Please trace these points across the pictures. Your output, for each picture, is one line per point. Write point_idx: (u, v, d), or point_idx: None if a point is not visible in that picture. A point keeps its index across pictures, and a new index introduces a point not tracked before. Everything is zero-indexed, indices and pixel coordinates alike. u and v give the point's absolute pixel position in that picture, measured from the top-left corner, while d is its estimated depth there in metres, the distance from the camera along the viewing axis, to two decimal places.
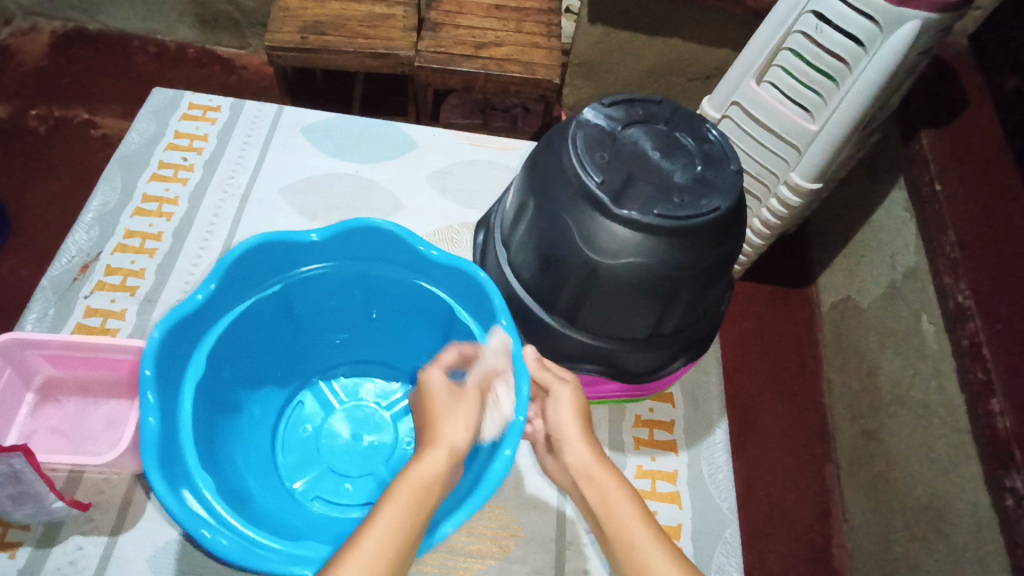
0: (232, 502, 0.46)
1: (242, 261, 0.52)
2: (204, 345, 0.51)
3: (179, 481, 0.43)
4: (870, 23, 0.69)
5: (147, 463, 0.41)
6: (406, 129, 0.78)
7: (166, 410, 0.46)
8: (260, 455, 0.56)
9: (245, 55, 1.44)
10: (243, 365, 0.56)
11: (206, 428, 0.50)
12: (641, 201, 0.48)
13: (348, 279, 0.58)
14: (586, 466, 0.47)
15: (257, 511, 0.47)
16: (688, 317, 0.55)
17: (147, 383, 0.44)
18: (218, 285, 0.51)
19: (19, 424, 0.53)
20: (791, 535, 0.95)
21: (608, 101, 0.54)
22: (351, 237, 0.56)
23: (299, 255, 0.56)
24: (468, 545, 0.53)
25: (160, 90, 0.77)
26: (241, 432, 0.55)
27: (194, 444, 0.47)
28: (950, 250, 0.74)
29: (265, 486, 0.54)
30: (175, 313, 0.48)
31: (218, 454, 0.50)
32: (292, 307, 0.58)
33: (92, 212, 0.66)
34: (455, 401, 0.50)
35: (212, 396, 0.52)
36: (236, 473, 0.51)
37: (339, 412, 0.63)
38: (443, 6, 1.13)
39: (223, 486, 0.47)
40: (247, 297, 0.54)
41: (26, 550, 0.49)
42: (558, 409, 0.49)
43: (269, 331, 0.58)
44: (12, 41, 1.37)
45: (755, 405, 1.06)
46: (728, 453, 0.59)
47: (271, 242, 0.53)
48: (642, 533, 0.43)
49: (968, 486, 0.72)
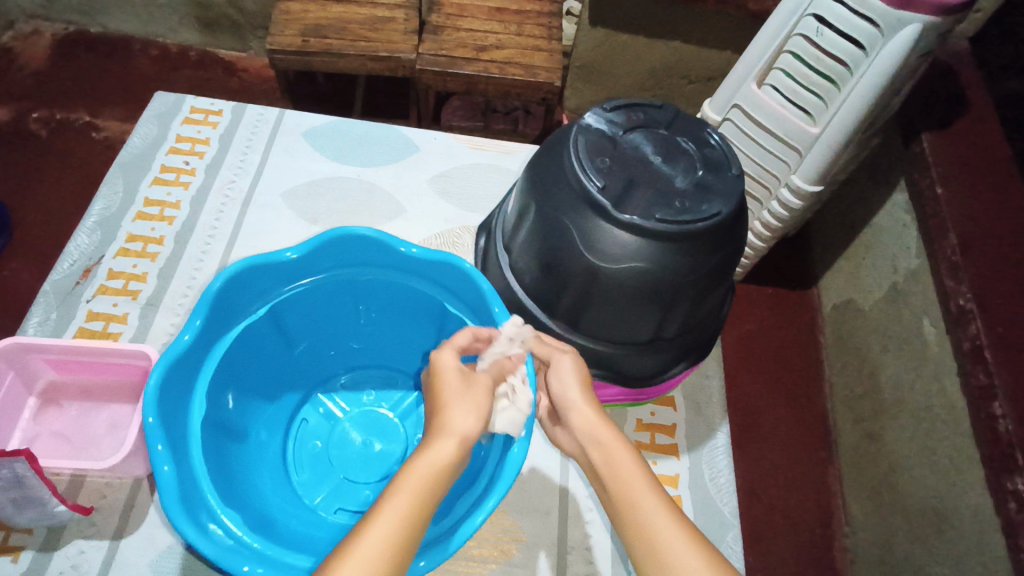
0: (256, 529, 0.46)
1: (224, 291, 0.52)
2: (200, 384, 0.51)
3: (202, 517, 0.43)
4: (870, 27, 0.69)
5: (170, 509, 0.41)
6: (407, 133, 0.78)
7: (177, 455, 0.45)
8: (278, 480, 0.56)
9: (246, 58, 1.45)
10: (239, 397, 0.55)
11: (218, 460, 0.49)
12: (642, 206, 0.48)
13: (330, 289, 0.59)
14: (592, 431, 0.46)
15: (283, 533, 0.48)
16: (689, 322, 0.55)
17: (152, 432, 0.43)
18: (204, 321, 0.50)
19: (21, 428, 0.53)
20: (793, 537, 0.95)
21: (609, 106, 0.55)
22: (327, 249, 0.56)
23: (276, 276, 0.56)
24: (470, 549, 0.53)
25: (162, 94, 0.77)
26: (253, 460, 0.55)
27: (210, 479, 0.46)
28: (952, 253, 0.74)
29: (287, 506, 0.53)
30: (166, 356, 0.47)
31: (235, 483, 0.50)
32: (280, 326, 0.58)
33: (94, 216, 0.67)
34: (471, 386, 0.45)
35: (218, 431, 0.51)
36: (256, 499, 0.51)
37: (346, 422, 0.63)
38: (444, 9, 1.13)
39: (247, 515, 0.47)
40: (232, 327, 0.54)
41: (28, 554, 0.49)
42: (561, 372, 0.49)
43: (260, 356, 0.57)
44: (15, 45, 1.38)
45: (757, 408, 1.06)
46: (730, 457, 0.59)
47: (248, 267, 0.53)
48: (649, 500, 0.41)
49: (970, 489, 0.72)
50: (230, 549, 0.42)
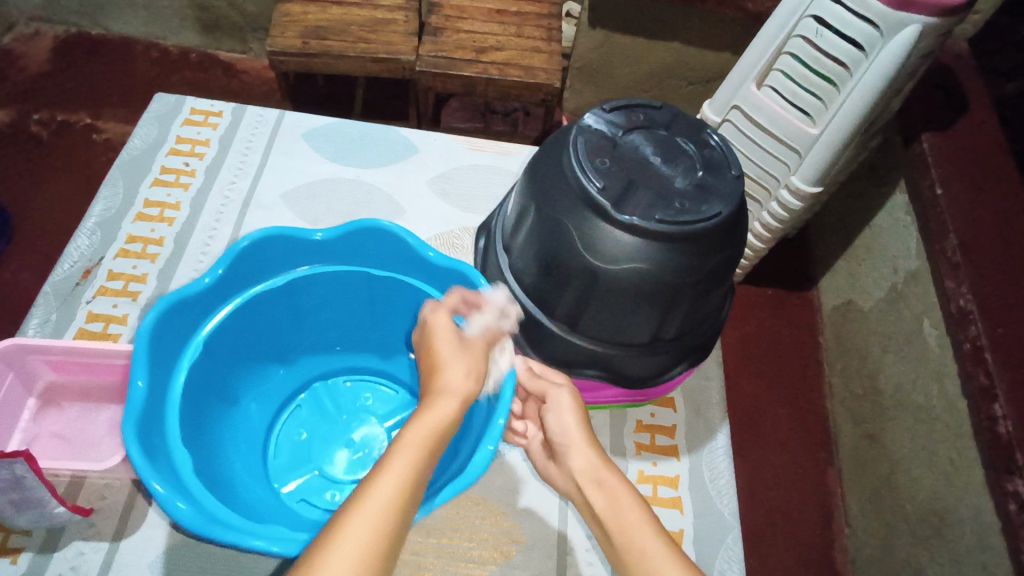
0: (205, 480, 0.45)
1: (250, 252, 0.53)
2: (204, 329, 0.52)
3: (157, 452, 0.43)
4: (869, 28, 0.69)
5: (126, 428, 0.41)
6: (407, 134, 0.78)
7: (155, 382, 0.46)
8: (246, 448, 0.57)
9: (247, 60, 1.45)
10: (237, 357, 0.57)
11: (192, 409, 0.50)
12: (641, 207, 0.48)
13: (342, 281, 0.59)
14: (592, 469, 0.47)
15: (229, 494, 0.47)
16: (690, 322, 0.54)
17: (139, 349, 0.45)
18: (226, 270, 0.52)
19: (20, 429, 0.53)
20: (793, 539, 0.95)
21: (609, 107, 0.55)
22: (351, 239, 0.57)
23: (301, 254, 0.57)
24: (469, 550, 0.53)
25: (162, 96, 0.77)
26: (229, 426, 0.56)
27: (177, 420, 0.47)
28: (952, 254, 0.74)
29: (252, 478, 0.54)
30: (177, 293, 0.49)
31: (199, 436, 0.50)
32: (296, 303, 0.59)
33: (94, 217, 0.67)
34: (466, 349, 0.48)
35: (205, 380, 0.52)
36: (216, 456, 0.51)
37: (339, 423, 0.62)
38: (444, 11, 1.13)
39: (204, 471, 0.47)
40: (251, 287, 0.55)
41: (27, 556, 0.49)
42: (555, 410, 0.50)
43: (271, 324, 0.59)
44: (16, 47, 1.38)
45: (757, 409, 1.06)
46: (730, 459, 0.59)
47: (278, 236, 0.54)
48: (651, 538, 0.42)
49: (971, 490, 0.72)
50: (178, 485, 0.42)
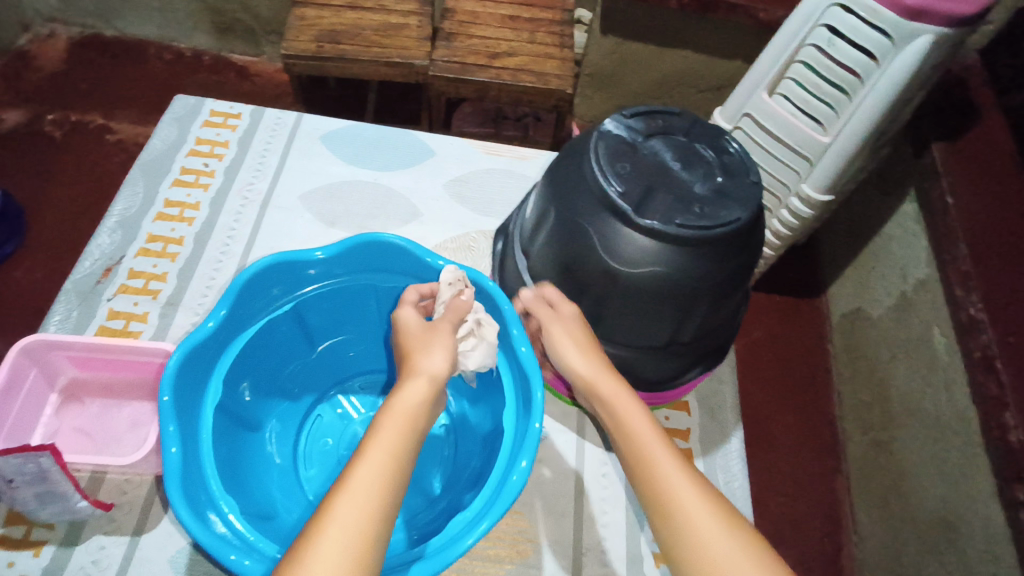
0: (251, 518, 0.46)
1: (255, 282, 0.53)
2: (218, 369, 0.52)
3: (204, 506, 0.43)
4: (882, 37, 0.69)
5: (170, 489, 0.41)
6: (423, 138, 0.78)
7: (186, 437, 0.46)
8: (282, 473, 0.57)
9: (259, 63, 1.46)
10: (256, 382, 0.57)
11: (222, 447, 0.50)
12: (662, 212, 0.48)
13: (349, 292, 0.59)
14: (597, 389, 0.46)
15: (279, 529, 0.49)
16: (706, 327, 0.55)
17: (165, 412, 0.44)
18: (229, 310, 0.51)
19: (43, 423, 0.54)
20: (801, 545, 0.95)
21: (628, 113, 0.55)
22: (357, 252, 0.57)
23: (306, 274, 0.56)
24: (486, 550, 0.53)
25: (182, 97, 0.78)
26: (260, 451, 0.56)
27: (215, 469, 0.47)
28: (962, 262, 0.74)
29: (289, 500, 0.55)
30: (192, 339, 0.48)
31: (236, 474, 0.50)
32: (302, 322, 0.59)
33: (115, 216, 0.67)
34: (431, 331, 0.47)
35: (227, 417, 0.52)
36: (253, 489, 0.51)
37: (358, 423, 0.63)
38: (457, 16, 1.15)
39: (247, 508, 0.47)
40: (257, 317, 0.55)
41: (49, 549, 0.49)
42: (554, 334, 0.49)
43: (281, 347, 0.58)
44: (31, 47, 1.39)
45: (765, 415, 1.06)
46: (743, 462, 0.59)
47: (280, 263, 0.54)
48: (663, 457, 0.40)
49: (981, 498, 0.72)
50: (223, 542, 0.41)
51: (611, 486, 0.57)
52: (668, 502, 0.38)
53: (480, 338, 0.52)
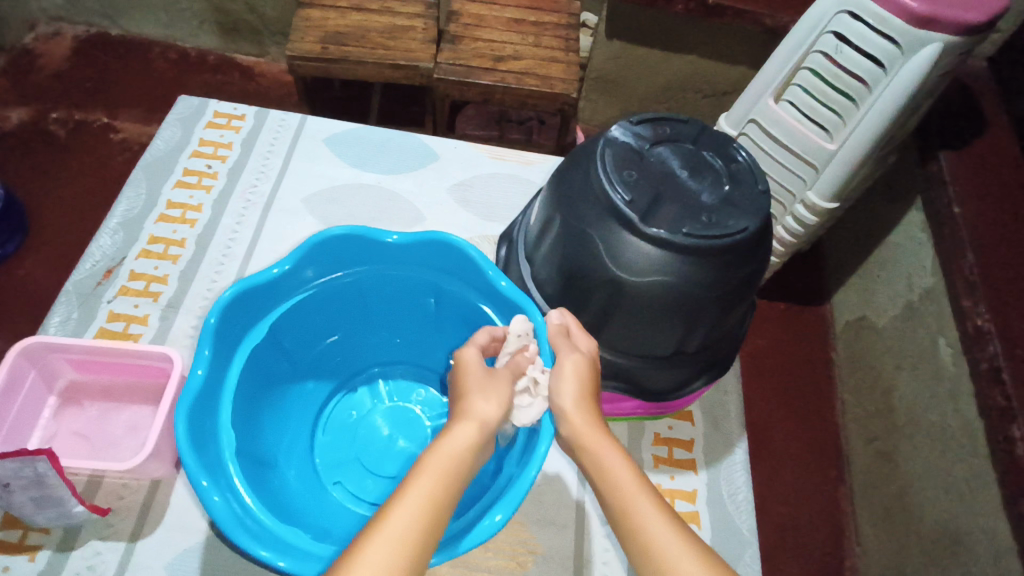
0: (246, 465, 0.49)
1: (322, 247, 0.55)
2: (268, 317, 0.55)
3: (206, 441, 0.46)
4: (890, 45, 0.69)
5: (177, 408, 0.44)
6: (427, 141, 0.78)
7: (216, 366, 0.50)
8: (299, 430, 0.60)
9: (264, 64, 1.46)
10: (305, 340, 0.60)
11: (250, 387, 0.54)
12: (669, 220, 0.48)
13: (398, 280, 0.60)
14: (577, 434, 0.43)
15: (269, 481, 0.51)
16: (712, 336, 0.54)
17: (204, 337, 0.48)
18: (292, 266, 0.54)
19: (41, 427, 0.53)
20: (803, 555, 0.95)
21: (635, 119, 0.55)
22: (427, 247, 0.57)
23: (376, 253, 0.58)
24: (487, 561, 0.52)
25: (186, 98, 0.78)
26: (290, 404, 0.59)
27: (231, 405, 0.50)
28: (969, 272, 0.74)
29: (292, 457, 0.57)
30: (250, 281, 0.52)
31: (253, 416, 0.54)
32: (357, 299, 0.61)
33: (116, 217, 0.67)
34: (489, 377, 0.45)
35: (268, 361, 0.56)
36: (263, 434, 0.54)
37: (383, 409, 0.65)
38: (463, 19, 1.14)
39: (244, 449, 0.50)
40: (315, 281, 0.57)
41: (45, 554, 0.49)
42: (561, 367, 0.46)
43: (336, 315, 0.61)
44: (36, 46, 1.39)
45: (767, 423, 1.06)
46: (748, 474, 0.59)
47: (355, 235, 0.56)
48: (643, 503, 0.39)
49: (987, 511, 0.71)
50: (210, 470, 0.44)
51: None
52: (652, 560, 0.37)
53: (536, 396, 0.47)
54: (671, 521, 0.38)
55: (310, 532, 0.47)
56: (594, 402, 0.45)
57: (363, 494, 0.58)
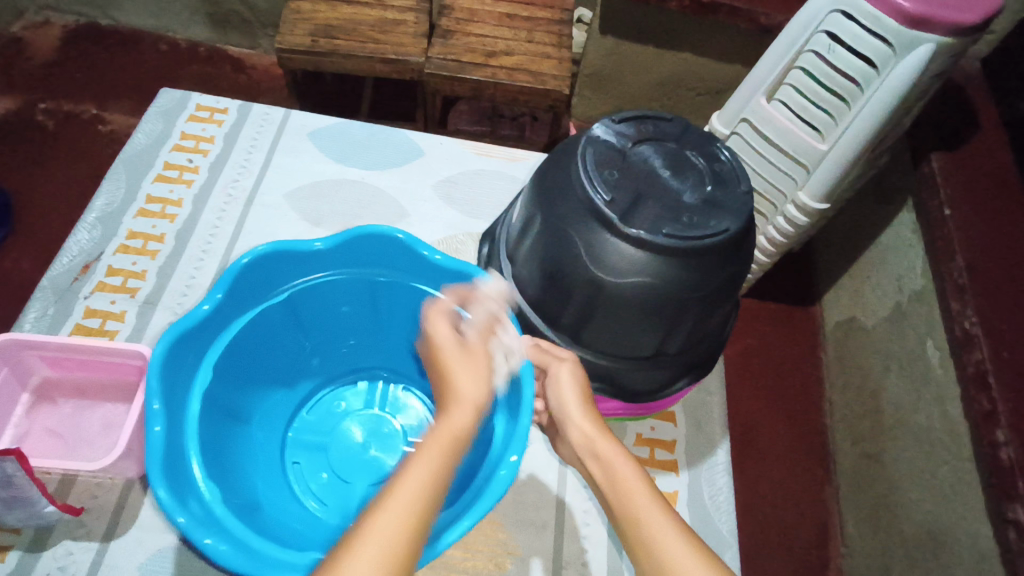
0: (210, 413, 0.50)
1: (362, 239, 0.55)
2: (294, 285, 0.56)
3: (180, 372, 0.48)
4: (882, 45, 0.68)
5: (172, 328, 0.46)
6: (414, 137, 0.77)
7: (227, 311, 0.52)
8: (285, 403, 0.60)
9: (256, 56, 1.44)
10: (322, 321, 0.60)
11: (256, 341, 0.55)
12: (649, 221, 0.47)
13: (410, 292, 0.58)
14: (588, 442, 0.47)
15: (226, 435, 0.51)
16: (693, 338, 0.54)
17: (223, 282, 0.51)
18: (334, 245, 0.55)
19: (13, 424, 0.52)
20: (788, 555, 0.95)
21: (618, 118, 0.54)
22: (460, 277, 0.55)
23: (412, 265, 0.57)
24: (463, 562, 0.52)
25: (169, 90, 0.77)
26: (290, 372, 0.60)
27: (226, 347, 0.52)
28: (958, 275, 0.73)
29: (268, 425, 0.58)
30: (287, 245, 0.53)
31: (248, 368, 0.55)
32: (375, 299, 0.60)
33: (95, 211, 0.66)
34: (470, 356, 0.48)
35: (286, 322, 0.57)
36: (247, 388, 0.55)
37: (364, 416, 0.63)
38: (454, 14, 1.13)
39: (221, 395, 0.51)
40: (346, 268, 0.57)
41: (15, 554, 0.48)
42: (557, 385, 0.49)
43: (353, 308, 0.60)
44: (24, 35, 1.38)
45: (756, 423, 1.05)
46: (729, 476, 0.58)
47: (398, 243, 0.55)
48: (648, 508, 0.42)
49: (970, 515, 0.71)
50: (169, 399, 0.46)
51: (593, 498, 0.56)
52: (661, 561, 0.40)
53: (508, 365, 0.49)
54: (677, 530, 0.41)
55: (240, 503, 0.46)
56: (598, 412, 0.49)
57: (314, 485, 0.57)
